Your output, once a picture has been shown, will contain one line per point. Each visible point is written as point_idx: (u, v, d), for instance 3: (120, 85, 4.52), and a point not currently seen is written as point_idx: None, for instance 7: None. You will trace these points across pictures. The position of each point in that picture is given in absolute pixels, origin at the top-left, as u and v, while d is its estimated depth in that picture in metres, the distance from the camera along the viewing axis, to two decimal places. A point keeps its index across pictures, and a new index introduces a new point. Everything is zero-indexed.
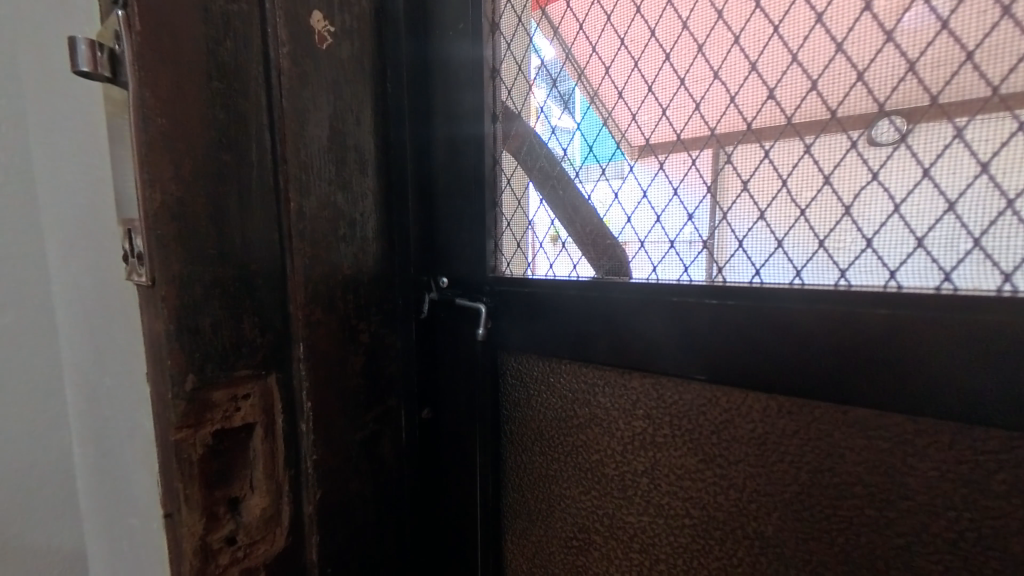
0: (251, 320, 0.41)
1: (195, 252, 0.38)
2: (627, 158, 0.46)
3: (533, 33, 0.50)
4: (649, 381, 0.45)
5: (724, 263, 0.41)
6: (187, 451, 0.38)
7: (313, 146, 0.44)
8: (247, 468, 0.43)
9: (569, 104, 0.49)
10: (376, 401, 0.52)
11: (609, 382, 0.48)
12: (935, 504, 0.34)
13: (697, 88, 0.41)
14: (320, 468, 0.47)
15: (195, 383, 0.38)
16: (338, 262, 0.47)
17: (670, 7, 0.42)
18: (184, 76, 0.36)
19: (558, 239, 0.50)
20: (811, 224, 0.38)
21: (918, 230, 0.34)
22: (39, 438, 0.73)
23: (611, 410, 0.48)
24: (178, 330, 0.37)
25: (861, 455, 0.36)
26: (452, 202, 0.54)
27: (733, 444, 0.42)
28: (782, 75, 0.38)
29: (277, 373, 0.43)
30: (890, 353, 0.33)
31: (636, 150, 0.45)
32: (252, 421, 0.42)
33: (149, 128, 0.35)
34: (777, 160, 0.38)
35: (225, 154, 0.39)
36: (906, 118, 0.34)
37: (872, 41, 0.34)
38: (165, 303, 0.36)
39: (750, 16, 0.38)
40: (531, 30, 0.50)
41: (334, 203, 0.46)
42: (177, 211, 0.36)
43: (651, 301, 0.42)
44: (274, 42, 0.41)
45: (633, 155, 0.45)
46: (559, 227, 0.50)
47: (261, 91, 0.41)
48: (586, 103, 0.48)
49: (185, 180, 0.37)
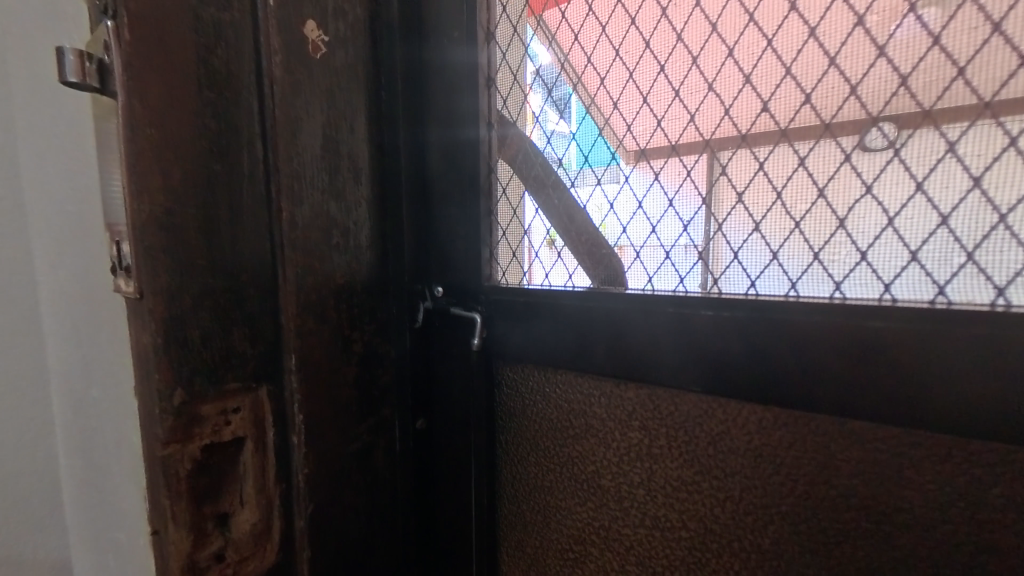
0: (242, 332, 0.41)
1: (184, 264, 0.37)
2: (622, 164, 0.46)
3: (529, 41, 0.50)
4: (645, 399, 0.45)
5: (719, 275, 0.41)
6: (174, 467, 0.37)
7: (307, 154, 0.44)
8: (236, 483, 0.42)
9: (564, 111, 0.49)
10: (369, 412, 0.51)
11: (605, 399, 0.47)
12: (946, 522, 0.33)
13: (692, 99, 0.42)
14: (311, 481, 0.46)
15: (184, 397, 0.38)
16: (331, 271, 0.46)
17: (665, 19, 0.42)
18: (174, 86, 0.36)
19: (553, 245, 0.50)
20: (806, 236, 0.38)
21: (912, 243, 0.34)
22: (24, 449, 0.72)
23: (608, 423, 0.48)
24: (166, 343, 0.37)
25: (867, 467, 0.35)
26: (447, 209, 0.53)
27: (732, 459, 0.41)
28: (776, 88, 0.38)
29: (267, 385, 0.43)
30: (878, 365, 0.33)
31: (631, 159, 0.45)
32: (242, 435, 0.42)
33: (138, 138, 0.34)
34: (772, 172, 0.39)
35: (216, 163, 0.38)
36: (894, 125, 0.34)
37: (864, 55, 0.34)
38: (152, 315, 0.36)
39: (744, 30, 0.38)
40: (527, 39, 0.50)
41: (327, 212, 0.46)
42: (166, 222, 0.36)
43: (645, 313, 0.42)
44: (267, 51, 0.41)
45: (630, 161, 0.45)
46: (554, 232, 0.50)
47: (253, 100, 0.41)
48: (581, 111, 0.48)
49: (175, 191, 0.36)
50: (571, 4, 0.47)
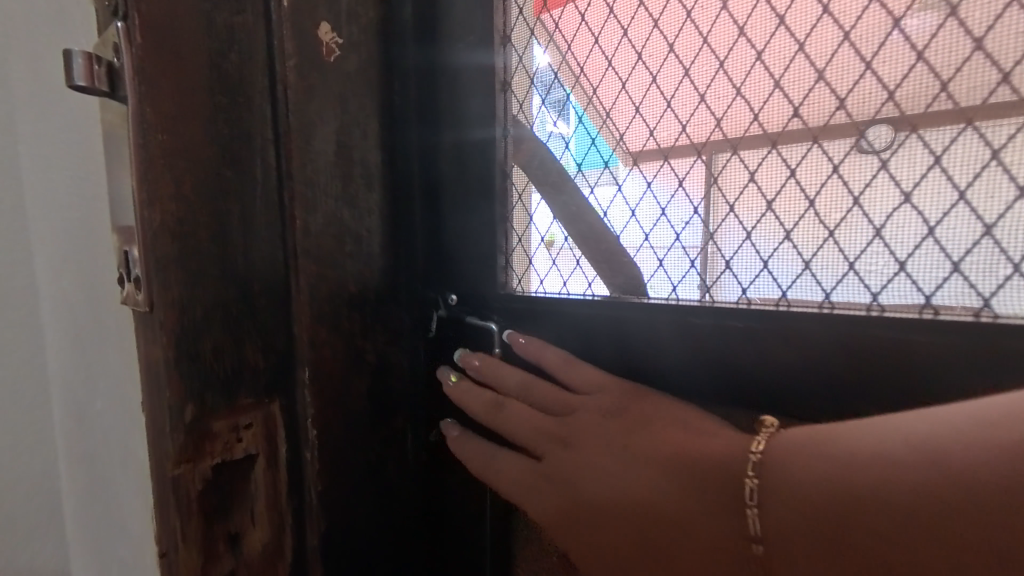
0: (254, 344, 0.40)
1: (195, 274, 0.36)
2: (624, 164, 0.45)
3: (535, 48, 0.48)
4: (575, 377, 0.47)
5: (714, 283, 0.41)
6: (185, 486, 0.37)
7: (320, 160, 0.43)
8: (247, 501, 0.41)
9: (568, 114, 0.47)
10: (382, 423, 0.49)
11: (526, 389, 0.49)
12: (946, 528, 0.25)
13: (718, 104, 0.40)
14: (325, 498, 0.45)
15: (195, 413, 0.37)
16: (344, 280, 0.45)
17: (689, 21, 0.40)
18: (186, 92, 0.35)
19: (552, 244, 0.49)
20: (839, 246, 0.37)
21: (954, 254, 0.33)
22: (23, 458, 0.70)
23: (530, 434, 0.48)
24: (177, 355, 0.36)
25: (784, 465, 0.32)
26: (459, 216, 0.51)
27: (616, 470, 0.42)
28: (807, 93, 0.36)
29: (280, 399, 0.42)
30: (906, 375, 0.33)
31: (630, 159, 0.44)
32: (254, 451, 0.41)
33: (149, 145, 0.34)
34: (804, 178, 0.37)
35: (228, 170, 0.37)
36: (931, 129, 0.33)
37: (902, 59, 0.33)
38: (164, 328, 0.35)
39: (773, 34, 0.37)
40: (533, 47, 0.48)
41: (340, 219, 0.44)
42: (177, 229, 0.35)
43: (648, 316, 0.42)
44: (281, 54, 0.39)
45: (628, 161, 0.44)
46: (553, 233, 0.49)
47: (266, 105, 0.40)
48: (578, 111, 0.47)
49: (187, 199, 0.36)
50: (591, 6, 0.45)
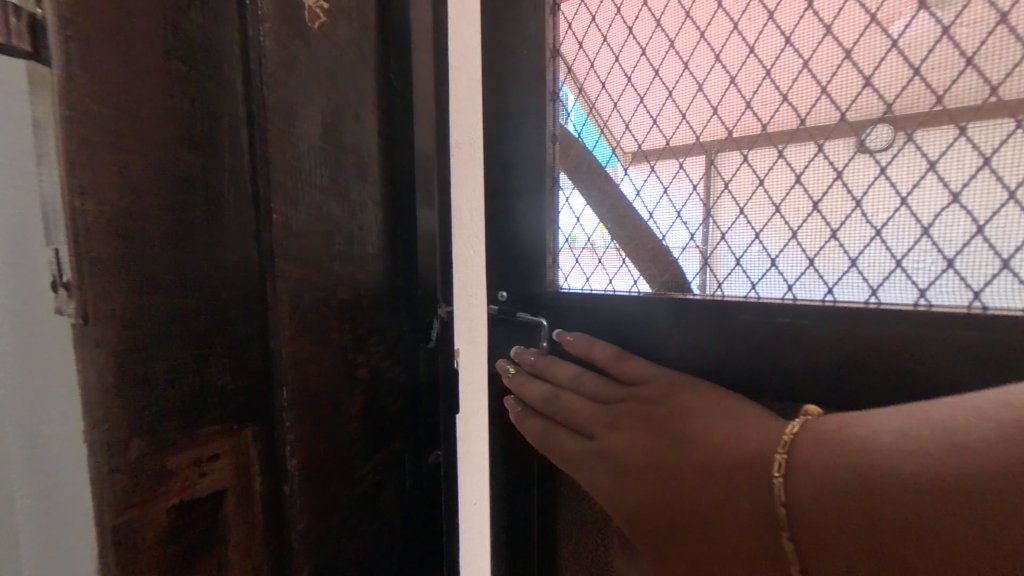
0: (221, 361, 0.33)
1: (143, 282, 0.28)
2: (619, 164, 0.45)
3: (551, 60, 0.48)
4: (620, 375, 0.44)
5: (721, 280, 0.41)
6: (132, 538, 0.28)
7: (304, 145, 0.38)
8: (217, 545, 0.33)
9: (565, 108, 0.48)
10: (376, 447, 0.46)
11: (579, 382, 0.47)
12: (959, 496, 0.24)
13: (764, 112, 0.38)
14: (310, 534, 0.39)
15: (143, 448, 0.29)
16: (337, 281, 0.41)
17: (736, 32, 0.38)
18: (137, 49, 0.27)
19: (571, 245, 0.48)
20: (886, 245, 0.35)
21: (1003, 252, 0.31)
22: None
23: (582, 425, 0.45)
24: (119, 387, 0.27)
25: (812, 452, 0.31)
26: (506, 212, 0.50)
27: (650, 457, 0.39)
28: (853, 100, 0.35)
29: (253, 425, 0.35)
30: (931, 374, 0.33)
31: (627, 158, 0.44)
32: (221, 487, 0.33)
33: (82, 112, 0.25)
34: (849, 179, 0.35)
35: (190, 153, 0.31)
36: (978, 128, 0.31)
37: (951, 65, 0.32)
38: (99, 350, 0.26)
39: (820, 42, 0.35)
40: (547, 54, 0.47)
41: (328, 214, 0.40)
42: (119, 224, 0.27)
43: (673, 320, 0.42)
44: (254, 16, 0.33)
45: (627, 160, 0.45)
46: (575, 235, 0.48)
47: (237, 76, 0.33)
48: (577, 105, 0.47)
49: (136, 186, 0.28)
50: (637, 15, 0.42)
